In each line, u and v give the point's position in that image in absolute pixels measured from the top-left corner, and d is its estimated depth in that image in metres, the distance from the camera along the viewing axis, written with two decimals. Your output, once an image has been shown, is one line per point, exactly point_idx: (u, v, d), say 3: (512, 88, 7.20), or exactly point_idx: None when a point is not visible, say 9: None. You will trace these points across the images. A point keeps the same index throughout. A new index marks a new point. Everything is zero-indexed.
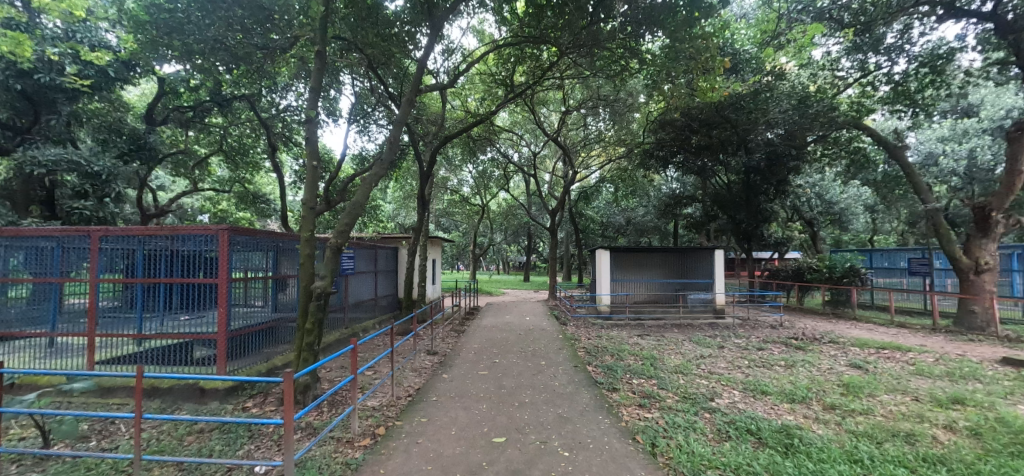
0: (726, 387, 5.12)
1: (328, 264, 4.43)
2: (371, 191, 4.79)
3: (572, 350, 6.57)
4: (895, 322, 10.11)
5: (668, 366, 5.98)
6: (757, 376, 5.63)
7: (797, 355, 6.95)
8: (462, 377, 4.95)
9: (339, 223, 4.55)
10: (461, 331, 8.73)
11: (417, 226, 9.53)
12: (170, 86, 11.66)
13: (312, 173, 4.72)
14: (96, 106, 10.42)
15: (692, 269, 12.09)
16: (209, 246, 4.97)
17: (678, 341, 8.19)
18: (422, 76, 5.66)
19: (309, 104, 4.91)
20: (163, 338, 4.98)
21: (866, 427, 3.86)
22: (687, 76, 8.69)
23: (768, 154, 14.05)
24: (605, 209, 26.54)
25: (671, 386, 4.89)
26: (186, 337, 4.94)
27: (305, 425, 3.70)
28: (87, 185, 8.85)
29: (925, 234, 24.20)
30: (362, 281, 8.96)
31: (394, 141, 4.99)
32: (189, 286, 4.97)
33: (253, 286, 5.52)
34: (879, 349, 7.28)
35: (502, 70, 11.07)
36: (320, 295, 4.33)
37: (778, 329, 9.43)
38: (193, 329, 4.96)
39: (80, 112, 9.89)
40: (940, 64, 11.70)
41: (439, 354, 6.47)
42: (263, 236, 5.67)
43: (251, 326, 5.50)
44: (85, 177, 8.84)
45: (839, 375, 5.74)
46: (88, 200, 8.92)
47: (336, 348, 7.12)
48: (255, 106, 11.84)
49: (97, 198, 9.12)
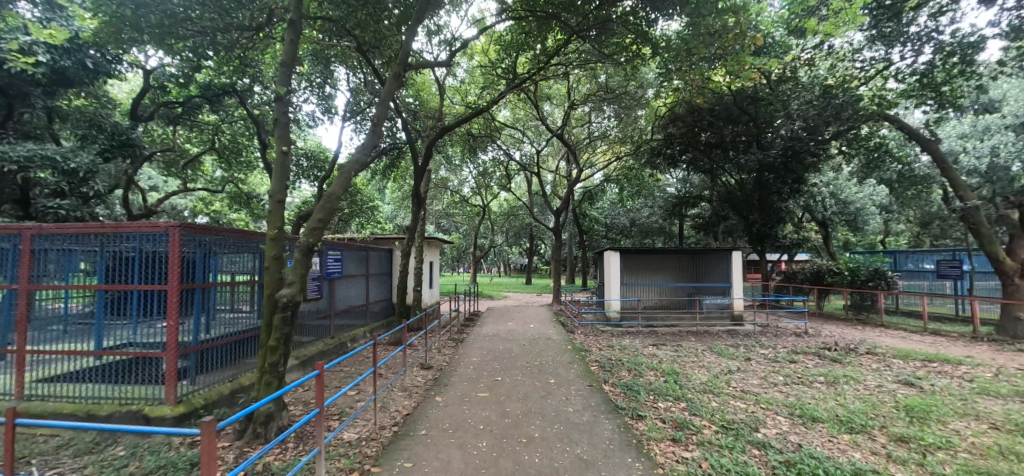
0: (768, 411, 4.34)
1: (296, 268, 3.65)
2: (350, 179, 3.96)
3: (584, 364, 5.82)
4: (929, 330, 9.39)
5: (695, 385, 5.18)
6: (799, 397, 4.84)
7: (836, 369, 6.18)
8: (459, 403, 4.18)
9: (311, 220, 3.77)
10: (460, 339, 8.00)
11: (412, 227, 8.69)
12: (157, 79, 11.07)
13: (283, 160, 3.99)
14: (77, 101, 9.76)
15: (707, 272, 11.25)
16: (155, 246, 4.03)
17: (699, 352, 7.40)
18: (411, 52, 4.89)
19: (280, 80, 4.18)
20: (103, 356, 4.02)
21: (957, 471, 3.12)
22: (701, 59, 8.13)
23: (787, 150, 13.25)
24: (609, 209, 25.85)
25: (706, 413, 4.13)
26: (126, 354, 3.94)
27: (261, 469, 2.97)
28: (65, 184, 8.14)
29: (940, 234, 23.42)
30: (352, 286, 8.23)
31: (376, 121, 4.07)
32: (131, 293, 4.04)
33: (215, 295, 4.62)
34: (926, 362, 6.54)
35: (504, 60, 10.43)
36: (287, 305, 3.54)
37: (803, 338, 8.65)
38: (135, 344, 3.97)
39: (60, 107, 9.25)
40: (969, 54, 11.00)
41: (433, 369, 5.71)
42: (228, 234, 4.79)
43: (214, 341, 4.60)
44: (61, 175, 8.03)
45: (894, 396, 5.00)
46: (66, 199, 8.22)
47: (316, 363, 6.42)
48: (244, 100, 11.16)
49: (75, 198, 8.38)
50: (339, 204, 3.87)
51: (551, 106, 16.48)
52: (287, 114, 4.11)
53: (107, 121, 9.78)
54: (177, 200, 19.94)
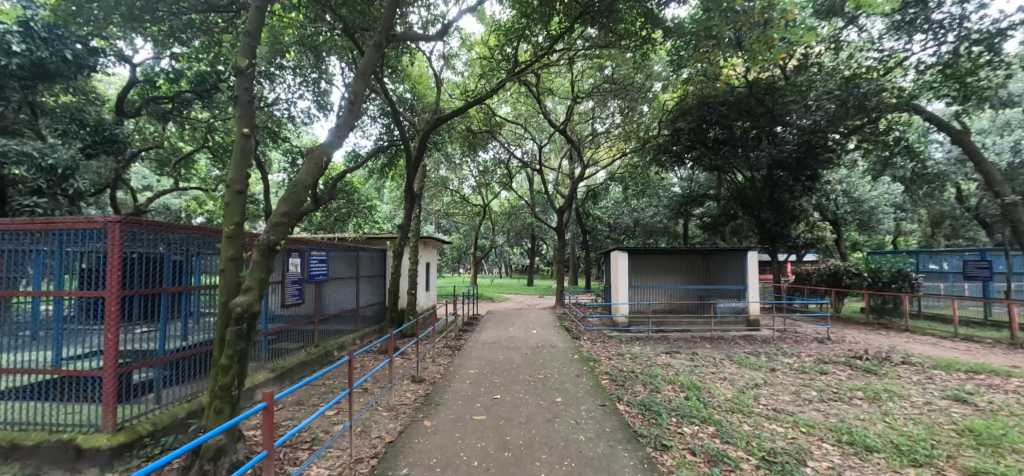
0: (812, 438, 3.74)
1: (253, 272, 3.03)
2: (321, 167, 3.34)
3: (593, 377, 5.22)
4: (960, 335, 8.78)
5: (720, 403, 4.57)
6: (842, 419, 4.26)
7: (873, 382, 5.58)
8: (450, 429, 3.58)
9: (273, 214, 3.14)
10: (457, 347, 7.41)
11: (404, 226, 8.05)
12: (144, 73, 10.61)
13: (243, 144, 3.39)
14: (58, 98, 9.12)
15: (719, 273, 10.65)
16: (91, 245, 3.40)
17: (717, 361, 6.79)
18: (396, 22, 4.26)
19: (244, 51, 3.59)
20: (23, 375, 3.37)
21: None
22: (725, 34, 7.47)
23: (803, 145, 12.64)
24: (613, 209, 25.26)
25: (742, 441, 3.51)
26: (56, 372, 3.33)
27: None
28: (43, 182, 7.17)
29: (954, 234, 22.72)
30: (339, 288, 7.61)
31: (352, 99, 3.45)
32: (60, 301, 3.39)
33: (186, 299, 4.24)
34: (972, 374, 5.92)
35: (503, 51, 9.94)
36: (241, 317, 2.93)
37: (826, 345, 8.04)
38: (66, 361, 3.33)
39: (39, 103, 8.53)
40: (998, 42, 10.38)
41: (425, 383, 5.11)
42: (199, 234, 4.40)
43: (185, 350, 4.24)
44: (38, 172, 7.13)
45: (952, 417, 4.38)
46: (43, 198, 7.22)
47: (299, 374, 5.81)
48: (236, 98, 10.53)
49: (53, 196, 7.40)
50: (308, 196, 3.26)
51: (553, 101, 15.89)
52: (250, 92, 3.51)
53: (90, 116, 9.05)
54: (171, 200, 19.45)
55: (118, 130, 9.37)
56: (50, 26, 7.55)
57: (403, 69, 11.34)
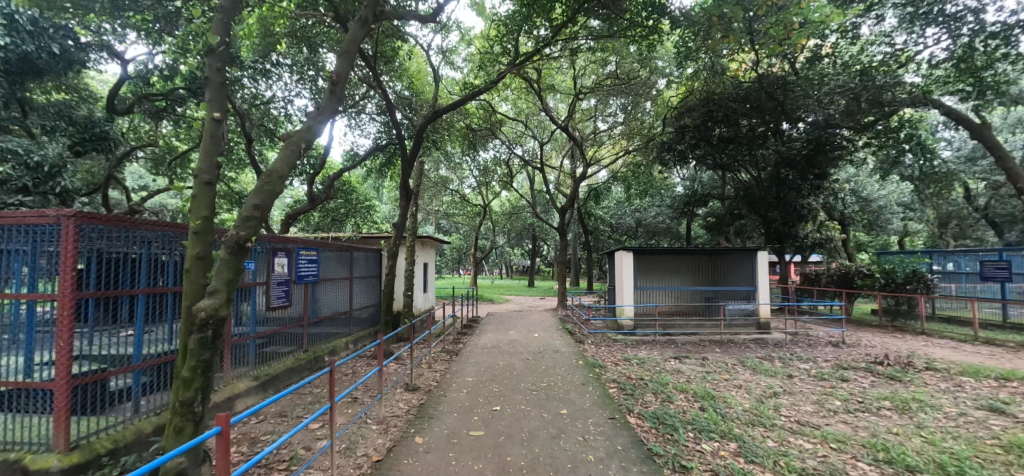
0: (844, 456, 3.38)
1: (221, 272, 2.67)
2: (298, 154, 2.98)
3: (600, 385, 4.86)
4: (980, 338, 8.43)
5: (739, 414, 4.21)
6: (873, 433, 3.91)
7: (900, 390, 5.22)
8: (445, 446, 3.22)
9: (243, 207, 2.77)
10: (455, 351, 7.06)
11: (399, 224, 7.70)
12: (137, 70, 10.33)
13: (214, 130, 3.03)
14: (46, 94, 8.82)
15: (727, 274, 10.30)
16: (43, 242, 3.04)
17: (729, 367, 6.42)
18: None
19: (218, 26, 3.24)
20: None
21: None
22: (735, 23, 7.17)
23: (811, 142, 12.31)
24: (615, 208, 24.94)
25: (770, 460, 3.14)
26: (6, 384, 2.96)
27: None
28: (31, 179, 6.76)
29: (962, 234, 22.28)
30: (331, 290, 7.23)
31: (334, 80, 3.12)
32: (9, 305, 3.01)
33: (168, 302, 4.08)
34: (1004, 381, 5.55)
35: (503, 45, 9.58)
36: (205, 323, 2.57)
37: (842, 349, 7.68)
38: (20, 372, 2.97)
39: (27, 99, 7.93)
40: (1016, 34, 10.01)
41: (420, 393, 4.73)
42: (173, 232, 4.11)
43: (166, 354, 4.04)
44: (25, 169, 6.77)
45: (994, 431, 4.02)
46: (29, 196, 6.79)
47: (283, 382, 5.43)
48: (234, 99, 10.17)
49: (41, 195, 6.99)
50: (283, 187, 2.90)
51: (555, 99, 15.54)
52: (221, 72, 3.15)
53: (78, 111, 8.28)
54: (167, 200, 19.15)
55: (107, 127, 8.60)
56: (36, 20, 7.10)
57: (400, 65, 10.99)
